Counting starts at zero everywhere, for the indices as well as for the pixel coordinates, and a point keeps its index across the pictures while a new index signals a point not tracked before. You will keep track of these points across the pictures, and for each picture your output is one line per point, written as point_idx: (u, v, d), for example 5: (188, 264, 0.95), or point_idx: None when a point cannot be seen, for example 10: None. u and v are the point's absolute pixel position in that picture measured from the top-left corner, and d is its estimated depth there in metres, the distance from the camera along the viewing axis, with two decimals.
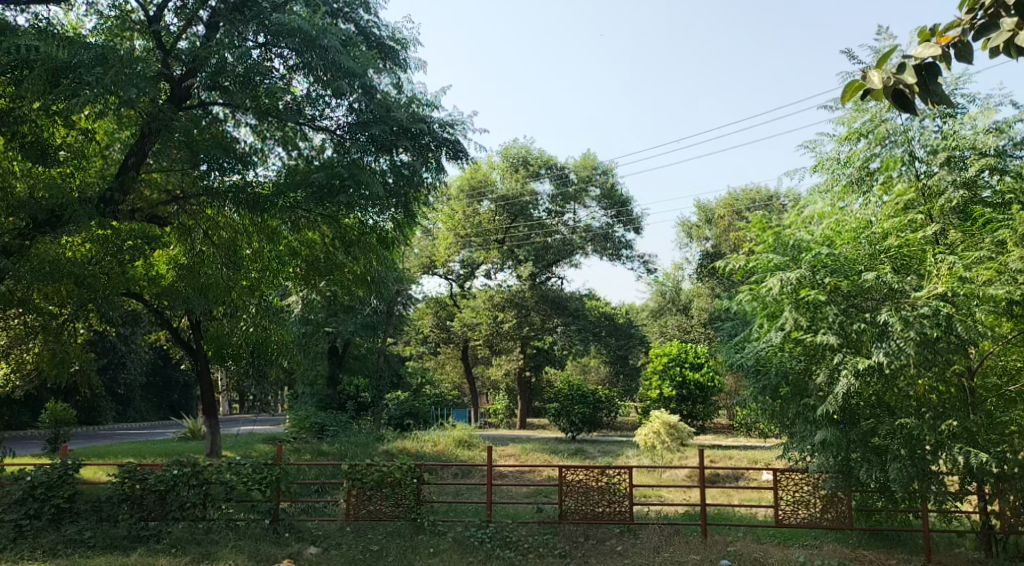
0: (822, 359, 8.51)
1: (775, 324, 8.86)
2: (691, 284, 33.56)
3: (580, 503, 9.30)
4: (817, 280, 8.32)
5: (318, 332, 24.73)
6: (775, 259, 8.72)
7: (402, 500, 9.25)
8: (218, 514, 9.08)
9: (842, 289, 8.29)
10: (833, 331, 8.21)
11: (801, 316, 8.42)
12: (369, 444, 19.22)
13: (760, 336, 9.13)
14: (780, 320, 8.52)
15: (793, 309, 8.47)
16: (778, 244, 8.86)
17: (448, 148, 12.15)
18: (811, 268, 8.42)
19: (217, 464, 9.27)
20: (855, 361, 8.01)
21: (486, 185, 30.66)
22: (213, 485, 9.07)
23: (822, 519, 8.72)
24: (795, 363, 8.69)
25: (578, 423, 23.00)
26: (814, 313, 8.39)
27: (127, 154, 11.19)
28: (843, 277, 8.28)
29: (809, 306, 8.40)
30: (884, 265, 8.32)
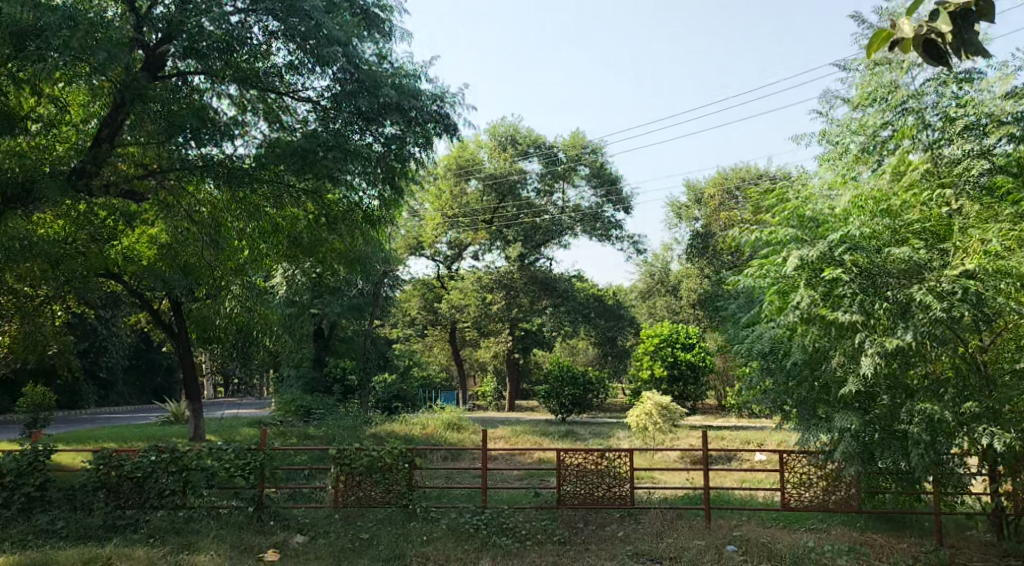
0: (841, 341, 7.97)
1: (788, 305, 8.38)
2: (680, 265, 33.30)
3: (578, 488, 8.98)
4: (834, 257, 7.86)
5: (303, 314, 24.29)
6: (789, 234, 8.24)
7: (393, 486, 8.90)
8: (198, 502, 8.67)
9: (863, 265, 7.74)
10: (855, 310, 7.67)
11: (818, 296, 7.91)
12: (357, 427, 18.87)
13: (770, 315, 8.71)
14: (796, 298, 7.99)
15: (810, 288, 7.97)
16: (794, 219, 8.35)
17: (439, 123, 11.72)
18: (831, 245, 7.87)
19: (197, 450, 8.88)
20: (879, 340, 7.51)
21: (473, 164, 30.16)
22: (193, 472, 8.69)
23: (831, 502, 8.46)
24: (810, 346, 8.18)
25: (568, 405, 22.73)
26: (835, 292, 7.86)
27: (100, 126, 10.77)
28: (864, 253, 7.72)
29: (828, 284, 7.89)
30: (909, 238, 7.75)
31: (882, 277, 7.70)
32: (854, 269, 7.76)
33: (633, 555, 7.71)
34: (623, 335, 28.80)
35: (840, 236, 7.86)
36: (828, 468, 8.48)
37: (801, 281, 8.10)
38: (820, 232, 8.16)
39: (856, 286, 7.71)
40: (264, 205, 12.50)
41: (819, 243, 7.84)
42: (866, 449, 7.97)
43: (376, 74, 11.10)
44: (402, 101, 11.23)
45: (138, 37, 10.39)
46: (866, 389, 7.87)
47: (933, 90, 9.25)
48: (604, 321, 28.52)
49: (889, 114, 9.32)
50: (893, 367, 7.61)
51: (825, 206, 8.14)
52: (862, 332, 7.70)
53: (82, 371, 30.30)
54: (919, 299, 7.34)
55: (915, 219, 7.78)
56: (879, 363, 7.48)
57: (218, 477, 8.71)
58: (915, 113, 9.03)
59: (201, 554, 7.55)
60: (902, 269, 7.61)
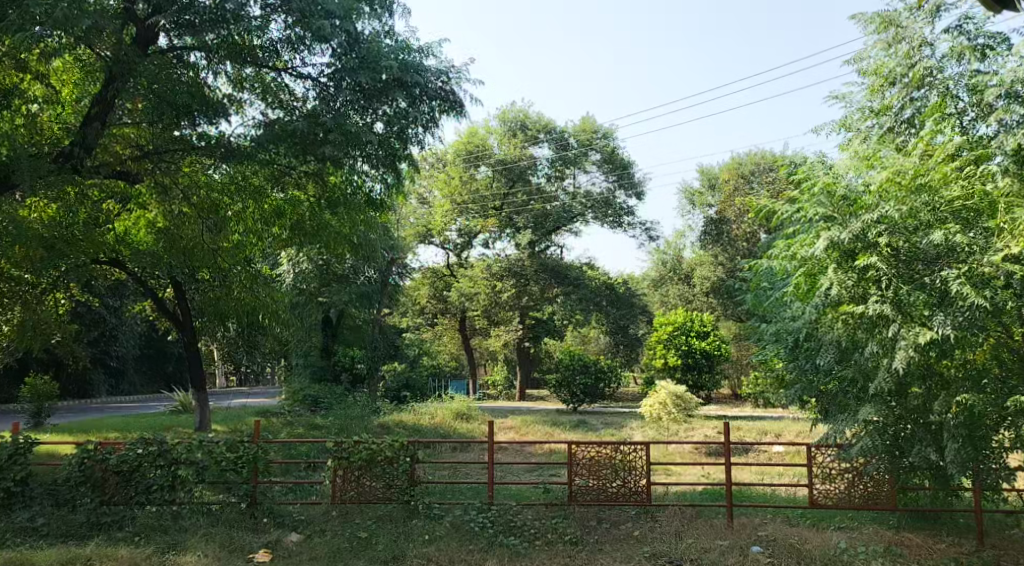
0: (875, 332, 7.27)
1: (815, 289, 7.71)
2: (694, 252, 32.69)
3: (592, 483, 8.50)
4: (868, 239, 7.14)
5: (311, 303, 23.70)
6: (819, 213, 7.46)
7: (394, 482, 8.43)
8: (189, 498, 8.29)
9: (899, 249, 7.07)
10: (888, 300, 7.01)
11: (849, 280, 7.22)
12: (364, 417, 18.49)
13: (800, 301, 8.11)
14: (824, 283, 7.36)
15: (840, 272, 7.28)
16: (823, 196, 7.58)
17: (444, 101, 11.30)
18: (864, 229, 7.17)
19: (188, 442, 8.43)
20: (914, 332, 6.84)
21: (483, 150, 29.65)
22: (183, 466, 8.27)
23: (862, 498, 7.93)
24: (841, 338, 7.53)
25: (580, 394, 22.29)
26: (868, 277, 7.18)
27: (92, 104, 10.36)
28: (900, 236, 7.01)
29: (860, 269, 7.18)
30: (950, 220, 6.95)
31: (918, 261, 7.02)
32: (889, 252, 7.07)
33: (650, 558, 7.27)
34: (635, 323, 28.47)
35: (874, 215, 7.17)
36: (859, 462, 7.95)
37: (830, 264, 7.41)
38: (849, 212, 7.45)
39: (890, 270, 7.03)
40: (265, 188, 12.21)
41: (851, 223, 7.13)
42: (896, 444, 7.46)
43: (378, 49, 10.61)
44: (405, 77, 10.76)
45: (127, 7, 10.03)
46: (898, 383, 7.22)
47: (959, 65, 8.66)
48: (616, 310, 28.15)
49: (916, 89, 8.69)
50: (927, 357, 6.99)
51: (854, 183, 7.39)
52: (893, 323, 7.01)
53: (91, 361, 30.06)
54: (960, 289, 6.63)
55: (958, 196, 6.92)
56: (914, 356, 6.84)
57: (209, 471, 8.29)
58: (943, 88, 8.42)
59: (188, 556, 7.16)
60: (936, 252, 6.95)
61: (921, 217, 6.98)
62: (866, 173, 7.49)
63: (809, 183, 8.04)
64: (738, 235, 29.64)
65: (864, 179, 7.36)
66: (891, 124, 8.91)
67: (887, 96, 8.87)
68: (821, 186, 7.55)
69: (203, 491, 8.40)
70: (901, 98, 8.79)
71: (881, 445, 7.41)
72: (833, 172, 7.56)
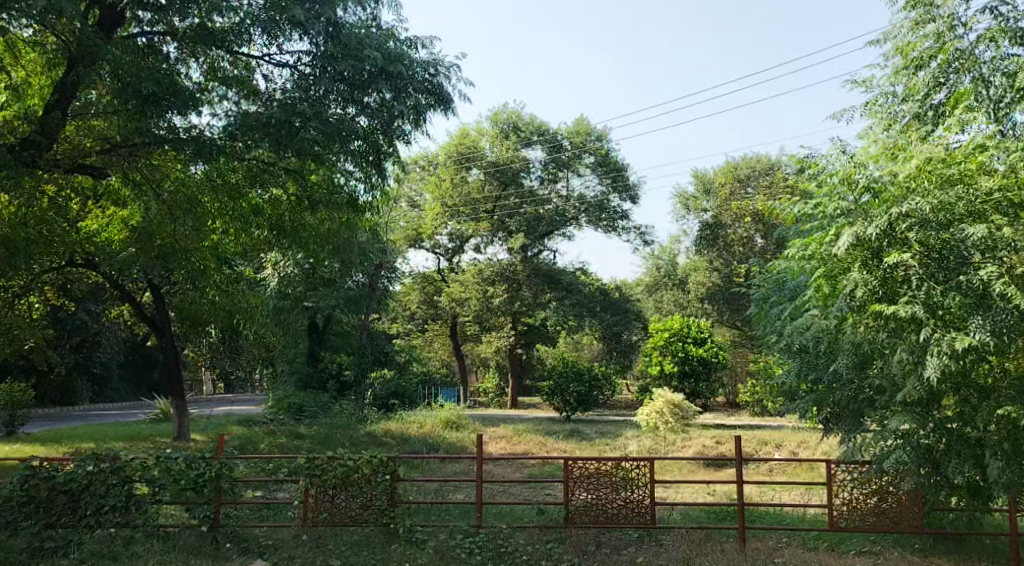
0: (905, 337, 6.52)
1: (836, 290, 7.01)
2: (689, 258, 32.14)
3: (589, 502, 7.86)
4: (898, 233, 6.42)
5: (297, 307, 22.77)
6: (840, 207, 6.73)
7: (371, 502, 7.81)
8: (143, 520, 7.69)
9: (931, 247, 6.32)
10: (921, 301, 6.26)
11: (876, 281, 6.50)
12: (351, 425, 17.84)
13: (818, 304, 7.47)
14: (847, 284, 6.62)
15: (865, 271, 6.58)
16: (845, 186, 6.86)
17: (432, 94, 10.66)
18: (891, 223, 6.45)
19: (143, 459, 7.84)
20: (949, 338, 6.12)
21: (474, 152, 29.05)
22: (136, 485, 7.69)
23: (890, 522, 7.29)
24: (866, 344, 6.85)
25: (573, 402, 21.65)
26: (896, 276, 6.45)
27: (52, 92, 9.73)
28: (935, 232, 6.26)
29: (888, 268, 6.48)
30: (1000, 215, 6.18)
31: (950, 257, 6.29)
32: (921, 250, 6.33)
33: None
34: (629, 330, 27.85)
35: (904, 208, 6.38)
36: (883, 481, 7.33)
37: (854, 263, 6.71)
38: (869, 205, 6.74)
39: (922, 269, 6.29)
40: (244, 186, 11.64)
41: (878, 217, 6.43)
42: (930, 459, 6.83)
43: (360, 37, 9.96)
44: (389, 67, 10.10)
45: None
46: (931, 394, 6.53)
47: (989, 50, 8.04)
48: (609, 316, 27.51)
49: (946, 71, 8.07)
50: (964, 367, 6.28)
51: (880, 173, 6.66)
52: (926, 328, 6.28)
53: (73, 367, 29.29)
54: (1003, 291, 5.95)
55: (999, 188, 6.23)
56: (949, 364, 6.15)
57: (168, 491, 7.70)
58: (974, 75, 7.78)
59: None
60: (978, 244, 6.18)
61: (956, 209, 6.27)
62: (893, 161, 6.78)
63: (829, 172, 7.35)
64: (734, 240, 29.06)
65: (894, 170, 6.62)
66: (916, 110, 8.27)
67: (912, 81, 8.20)
68: (843, 175, 6.80)
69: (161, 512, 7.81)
70: (929, 84, 8.12)
71: (911, 463, 6.77)
72: (858, 161, 6.83)
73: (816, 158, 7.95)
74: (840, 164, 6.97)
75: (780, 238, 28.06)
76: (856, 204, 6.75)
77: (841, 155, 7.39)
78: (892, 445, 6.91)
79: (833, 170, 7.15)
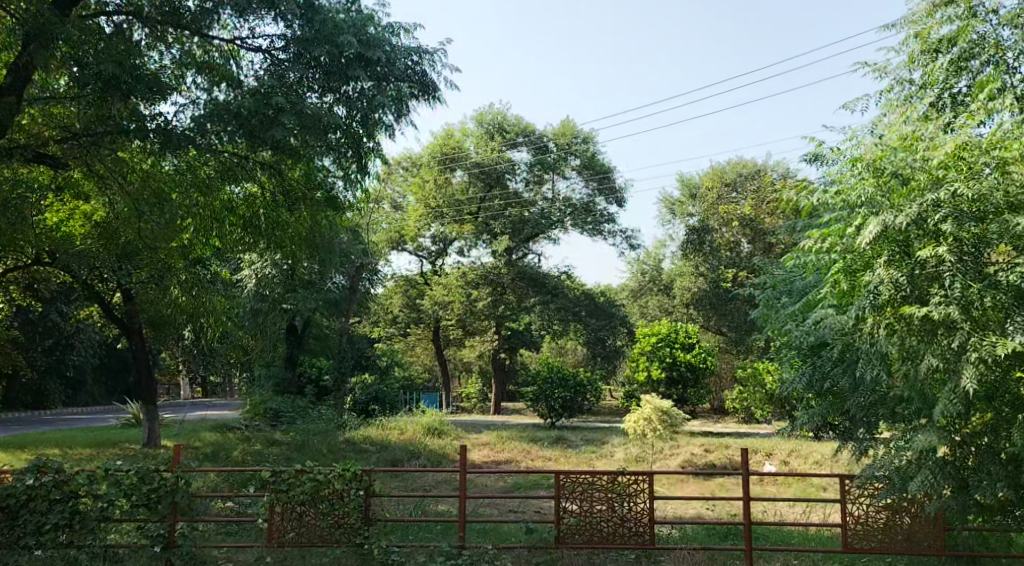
0: (935, 339, 5.99)
1: (855, 290, 6.46)
2: (675, 262, 31.72)
3: (582, 522, 7.37)
4: (929, 226, 5.88)
5: (275, 310, 21.70)
6: (863, 197, 6.15)
7: (344, 520, 7.25)
8: (90, 540, 7.19)
9: (965, 241, 5.82)
10: (955, 300, 5.74)
11: (904, 278, 5.96)
12: (329, 432, 17.26)
13: (833, 305, 6.94)
14: (873, 282, 6.06)
15: (892, 268, 6.04)
16: (866, 175, 6.27)
17: (415, 84, 10.08)
18: (919, 215, 5.93)
19: (90, 471, 7.35)
20: (989, 343, 5.59)
21: (458, 153, 28.47)
22: (82, 501, 7.21)
23: (907, 543, 6.87)
24: (888, 348, 6.32)
25: (558, 409, 21.05)
26: (927, 272, 5.95)
27: (6, 78, 9.12)
28: (970, 225, 5.77)
29: (918, 263, 5.98)
30: None
31: (987, 251, 5.81)
32: (954, 243, 5.83)
33: None
34: (614, 335, 27.43)
35: (933, 198, 5.86)
36: (901, 498, 6.92)
37: (879, 256, 6.17)
38: (895, 196, 6.09)
39: (955, 264, 5.78)
40: (217, 181, 11.01)
41: (907, 208, 5.85)
42: (958, 477, 6.34)
43: (338, 19, 9.37)
44: (369, 52, 9.52)
45: None
46: (964, 406, 6.01)
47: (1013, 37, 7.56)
48: (595, 321, 27.01)
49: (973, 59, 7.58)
50: (1000, 373, 5.78)
51: (912, 158, 6.05)
52: (961, 331, 5.75)
53: (46, 369, 28.49)
54: None
55: None
56: (986, 371, 5.64)
57: (116, 507, 7.23)
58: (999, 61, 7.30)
59: None
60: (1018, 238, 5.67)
61: (989, 201, 5.75)
62: (924, 146, 6.18)
63: (845, 159, 6.78)
64: (721, 244, 28.56)
65: (927, 155, 6.02)
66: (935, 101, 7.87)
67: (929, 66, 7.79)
68: (868, 161, 6.20)
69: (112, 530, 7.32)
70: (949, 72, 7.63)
71: (939, 481, 6.25)
72: (883, 146, 6.24)
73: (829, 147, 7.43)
74: (862, 150, 6.37)
75: (768, 243, 27.67)
76: (880, 194, 6.15)
77: (858, 143, 6.86)
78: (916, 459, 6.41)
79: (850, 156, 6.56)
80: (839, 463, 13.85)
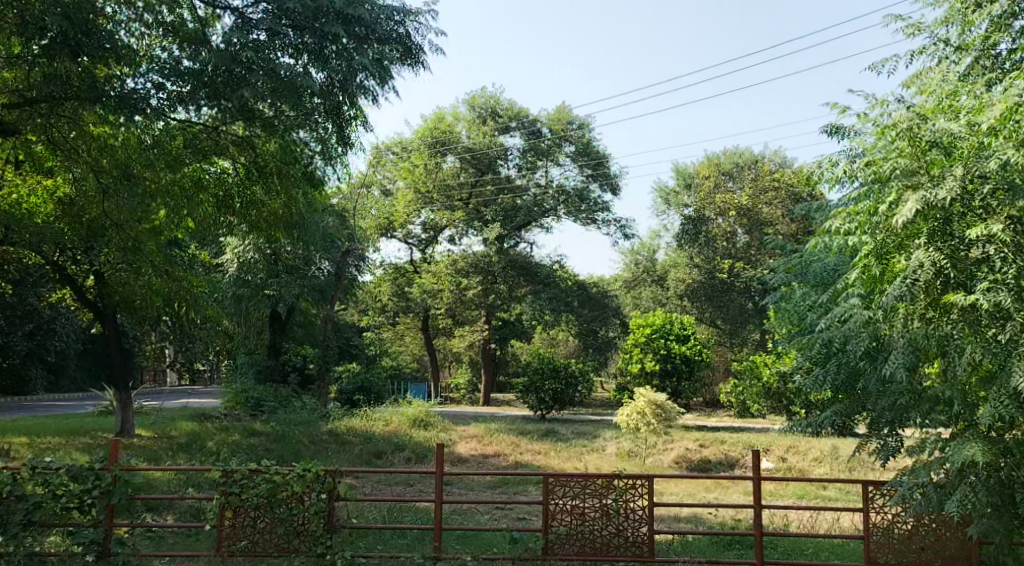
0: (983, 332, 5.37)
1: (888, 277, 5.79)
2: (670, 253, 31.13)
3: (571, 532, 6.76)
4: (975, 203, 5.27)
5: (258, 296, 21.01)
6: (897, 168, 5.51)
7: (304, 528, 6.68)
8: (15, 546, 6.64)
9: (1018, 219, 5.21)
10: (1007, 287, 5.11)
11: (946, 261, 5.33)
12: (310, 423, 16.64)
13: (857, 295, 6.28)
14: (911, 267, 5.41)
15: (931, 248, 5.38)
16: (901, 144, 5.61)
17: (398, 47, 9.38)
18: (963, 190, 5.30)
19: (17, 469, 6.79)
20: None
21: (449, 138, 27.67)
22: (6, 504, 6.64)
23: (935, 557, 6.43)
24: (924, 342, 5.65)
25: (548, 401, 20.43)
26: (973, 254, 5.34)
27: None
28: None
29: (962, 244, 5.33)
30: None
31: None
32: (1007, 219, 5.20)
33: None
34: (607, 326, 27.01)
35: (981, 170, 5.24)
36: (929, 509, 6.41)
37: (916, 237, 5.53)
38: (932, 168, 5.45)
39: (1008, 245, 5.15)
40: (186, 157, 10.26)
41: (950, 180, 5.21)
42: (1002, 493, 5.72)
43: None
44: (350, 10, 8.82)
45: None
46: (1012, 410, 5.39)
47: None
48: (587, 311, 26.55)
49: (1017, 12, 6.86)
50: None
51: (954, 124, 5.40)
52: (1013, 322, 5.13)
53: (25, 354, 27.58)
54: None
55: None
56: None
57: (42, 511, 6.67)
58: None
59: None
60: None
61: None
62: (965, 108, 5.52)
63: (872, 128, 6.12)
64: (717, 234, 27.83)
65: (971, 120, 5.37)
66: (973, 60, 7.12)
67: (961, 28, 7.17)
68: (902, 129, 5.54)
69: (41, 535, 6.76)
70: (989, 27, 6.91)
71: (979, 498, 5.66)
72: (918, 113, 5.59)
73: (852, 117, 6.73)
74: (892, 117, 5.71)
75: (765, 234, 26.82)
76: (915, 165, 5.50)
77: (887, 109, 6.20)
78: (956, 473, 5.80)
79: (878, 125, 5.91)
80: (840, 462, 13.23)
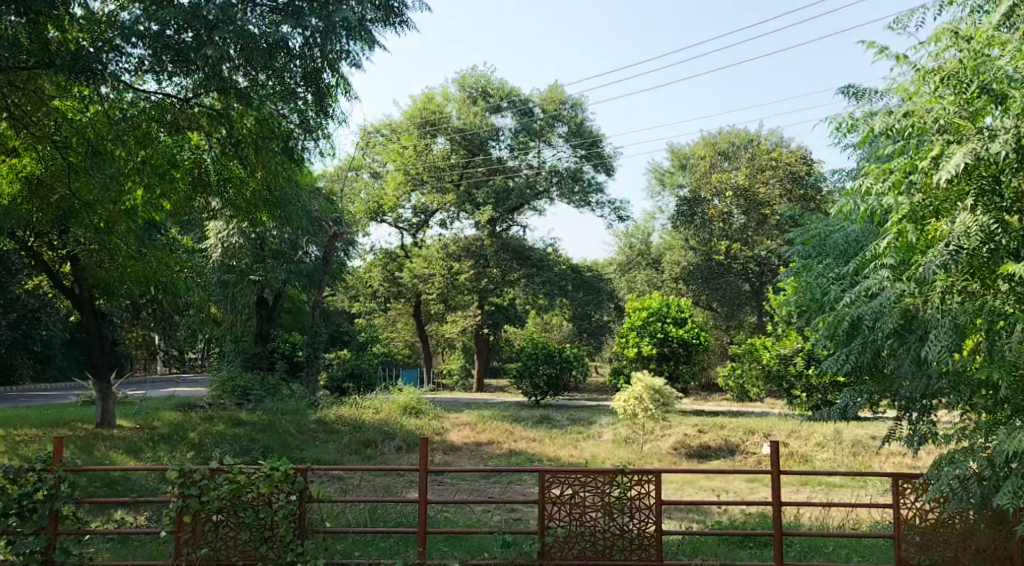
0: None
1: (928, 245, 5.29)
2: (665, 236, 30.64)
3: (569, 533, 6.24)
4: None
5: (243, 282, 20.17)
6: (939, 120, 5.06)
7: (273, 532, 6.17)
8: None
9: None
10: None
11: (995, 225, 4.86)
12: (297, 412, 16.08)
13: (891, 267, 5.74)
14: (954, 233, 4.93)
15: (978, 211, 4.95)
16: (947, 95, 5.13)
17: (379, 7, 8.75)
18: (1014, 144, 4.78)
19: None
20: None
21: (440, 117, 26.96)
22: None
23: (970, 556, 5.96)
24: (966, 315, 5.16)
25: (543, 386, 19.97)
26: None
27: None
28: None
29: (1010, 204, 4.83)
30: None
31: None
32: None
33: None
34: (601, 310, 26.48)
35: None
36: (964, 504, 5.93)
37: (959, 199, 5.05)
38: (978, 120, 5.01)
39: None
40: (156, 129, 9.64)
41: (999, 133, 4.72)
42: None
43: None
44: None
45: None
46: None
47: None
48: (581, 295, 25.73)
49: None
50: None
51: (1009, 65, 4.85)
52: None
53: (8, 345, 26.87)
54: None
55: None
56: None
57: None
58: None
59: None
60: None
61: None
62: (1015, 42, 4.96)
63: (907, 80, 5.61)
64: (713, 215, 26.82)
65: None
66: None
67: None
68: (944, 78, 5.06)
69: None
70: None
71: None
72: (962, 60, 5.09)
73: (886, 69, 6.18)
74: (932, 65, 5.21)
75: (762, 215, 26.06)
76: (959, 116, 5.04)
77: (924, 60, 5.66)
78: (1000, 465, 5.30)
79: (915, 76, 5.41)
80: (844, 447, 12.79)
